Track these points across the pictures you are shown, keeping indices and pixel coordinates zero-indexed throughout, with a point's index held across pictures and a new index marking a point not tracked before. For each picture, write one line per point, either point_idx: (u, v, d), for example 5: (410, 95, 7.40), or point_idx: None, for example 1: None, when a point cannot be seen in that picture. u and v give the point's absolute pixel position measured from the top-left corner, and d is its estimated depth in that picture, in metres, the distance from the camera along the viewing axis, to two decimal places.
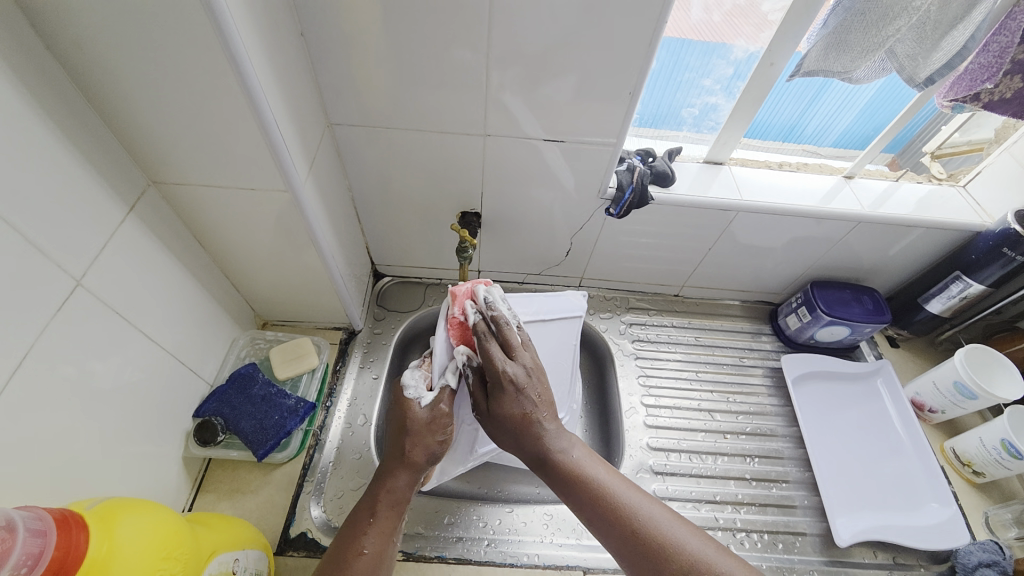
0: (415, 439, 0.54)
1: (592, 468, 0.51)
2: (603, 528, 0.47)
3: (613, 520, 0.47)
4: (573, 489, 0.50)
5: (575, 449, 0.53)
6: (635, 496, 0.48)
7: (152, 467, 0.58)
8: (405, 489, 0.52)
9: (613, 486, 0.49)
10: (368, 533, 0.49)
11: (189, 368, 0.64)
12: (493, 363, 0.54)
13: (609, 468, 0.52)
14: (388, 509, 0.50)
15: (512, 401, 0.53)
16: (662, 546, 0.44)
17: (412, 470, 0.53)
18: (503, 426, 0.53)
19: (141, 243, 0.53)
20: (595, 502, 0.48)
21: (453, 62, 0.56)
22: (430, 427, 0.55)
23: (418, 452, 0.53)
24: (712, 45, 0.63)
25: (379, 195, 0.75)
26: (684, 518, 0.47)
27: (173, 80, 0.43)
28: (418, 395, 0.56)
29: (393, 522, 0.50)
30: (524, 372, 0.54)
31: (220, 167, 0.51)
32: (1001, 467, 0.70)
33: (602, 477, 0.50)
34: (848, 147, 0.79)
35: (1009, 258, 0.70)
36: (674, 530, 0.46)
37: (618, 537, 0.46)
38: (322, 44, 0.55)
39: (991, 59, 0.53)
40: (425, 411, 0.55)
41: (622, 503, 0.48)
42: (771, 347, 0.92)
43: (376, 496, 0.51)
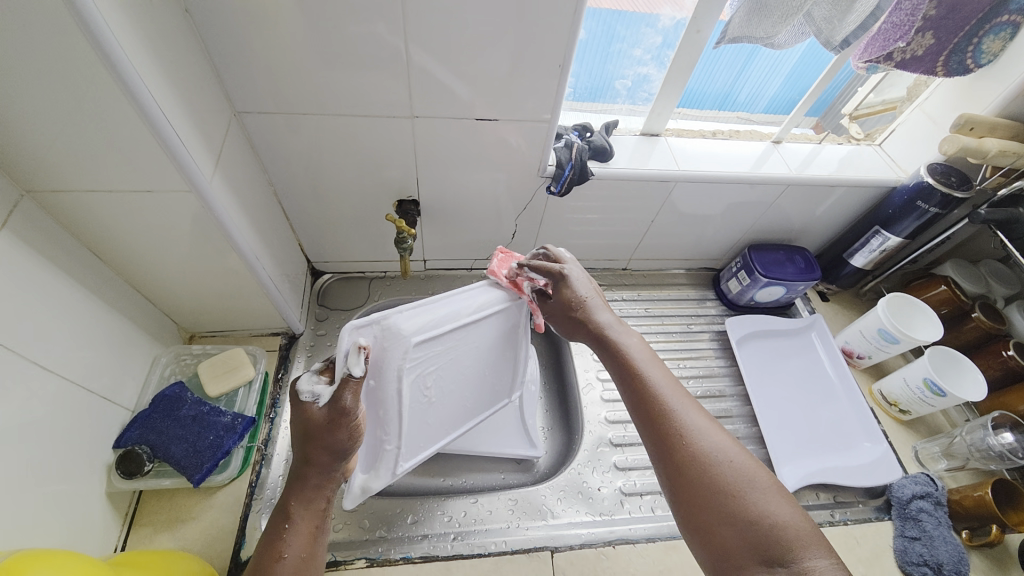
0: (316, 441, 0.47)
1: (645, 360, 0.52)
2: (634, 404, 0.49)
3: (647, 405, 0.48)
4: (621, 371, 0.52)
5: (633, 342, 0.54)
6: (676, 391, 0.49)
7: (70, 511, 0.52)
8: (318, 485, 0.48)
9: (657, 381, 0.49)
10: (287, 536, 0.45)
11: (102, 396, 0.57)
12: (550, 268, 0.58)
13: (660, 365, 0.51)
14: (304, 509, 0.47)
15: (574, 286, 0.57)
16: (685, 437, 0.45)
17: (324, 466, 0.48)
18: (562, 316, 0.58)
19: (21, 263, 0.45)
20: (636, 389, 0.50)
21: (369, 38, 0.52)
22: (332, 426, 0.47)
23: (320, 450, 0.47)
24: (641, 14, 0.62)
25: (306, 187, 0.70)
26: (717, 421, 0.46)
27: (23, 69, 0.36)
28: (314, 394, 0.47)
29: (312, 522, 0.47)
30: (577, 271, 0.59)
31: (111, 171, 0.45)
32: (925, 404, 0.76)
33: (650, 370, 0.50)
34: (778, 112, 0.82)
35: (923, 210, 0.75)
36: (702, 429, 0.45)
37: (649, 420, 0.47)
38: (213, 21, 0.48)
39: (903, 18, 0.57)
40: (324, 412, 0.47)
41: (660, 396, 0.48)
42: (716, 311, 0.96)
43: (290, 496, 0.47)
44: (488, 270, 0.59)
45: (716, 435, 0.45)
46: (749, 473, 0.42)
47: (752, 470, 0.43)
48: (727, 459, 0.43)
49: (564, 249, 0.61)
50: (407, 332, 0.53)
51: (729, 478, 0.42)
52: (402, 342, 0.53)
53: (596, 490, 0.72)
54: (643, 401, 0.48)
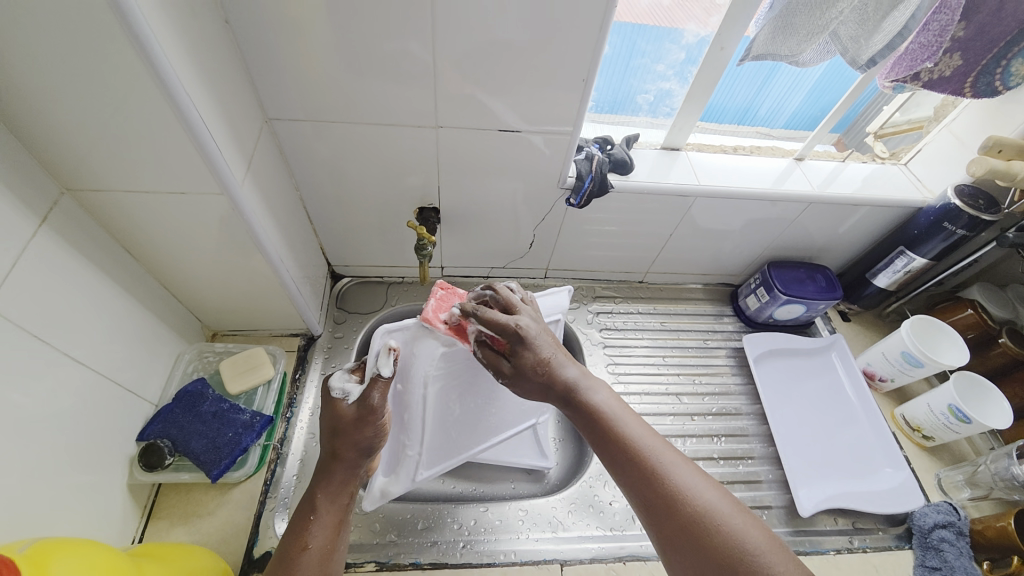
0: (346, 435, 0.48)
1: (624, 416, 0.48)
2: (619, 470, 0.45)
3: (631, 469, 0.44)
4: (596, 430, 0.48)
5: (604, 394, 0.50)
6: (661, 450, 0.45)
7: (93, 500, 0.54)
8: (345, 478, 0.48)
9: (638, 438, 0.46)
10: (314, 528, 0.46)
11: (128, 390, 0.59)
12: (498, 322, 0.49)
13: (638, 419, 0.48)
14: (330, 502, 0.47)
15: (533, 345, 0.49)
16: (680, 503, 0.42)
17: (352, 460, 0.48)
18: (524, 378, 0.50)
19: (60, 259, 0.48)
20: (617, 449, 0.46)
21: (397, 49, 0.53)
22: (361, 422, 0.48)
23: (348, 444, 0.48)
24: (665, 30, 0.63)
25: (330, 193, 0.71)
26: (706, 474, 0.44)
27: (77, 75, 0.38)
28: (344, 391, 0.48)
29: (338, 515, 0.47)
30: (534, 323, 0.51)
31: (150, 173, 0.47)
32: (949, 430, 0.74)
33: (629, 427, 0.47)
34: (798, 128, 0.82)
35: (950, 232, 0.74)
36: (693, 487, 0.42)
37: (638, 485, 0.44)
38: (250, 32, 0.50)
39: (931, 39, 0.55)
40: (353, 408, 0.48)
41: (645, 456, 0.45)
42: (733, 328, 0.94)
43: (316, 489, 0.47)
44: (421, 314, 0.55)
45: (707, 495, 0.42)
46: (750, 534, 0.39)
47: (748, 527, 0.40)
48: (724, 522, 0.40)
49: (513, 289, 0.54)
50: (437, 340, 0.58)
51: (729, 542, 0.39)
52: (431, 348, 0.57)
53: (607, 504, 0.71)
54: (626, 466, 0.45)
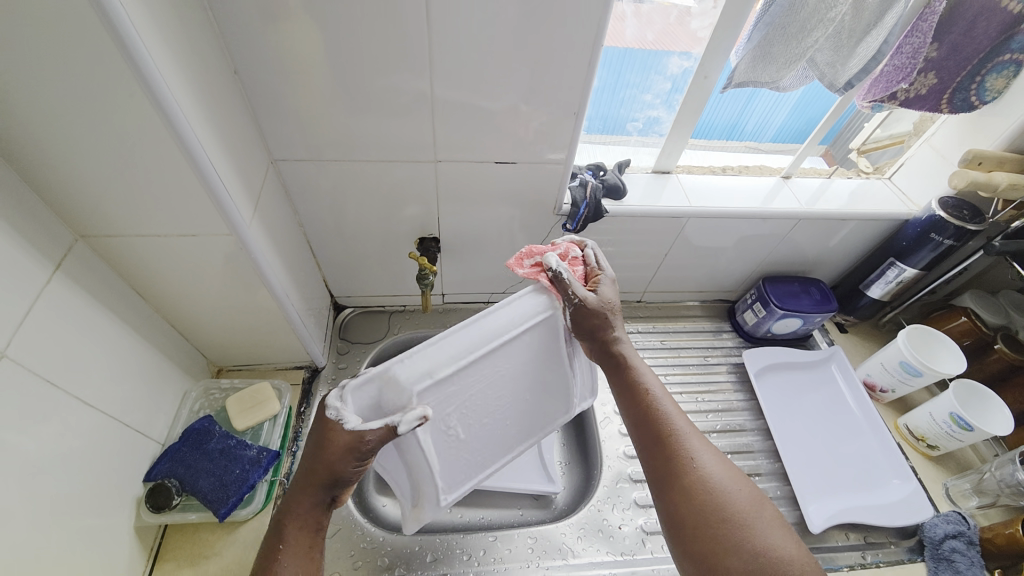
0: (325, 459, 0.45)
1: (657, 390, 0.54)
2: (642, 434, 0.52)
3: (649, 432, 0.52)
4: (629, 399, 0.54)
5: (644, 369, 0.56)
6: (682, 423, 0.51)
7: (100, 545, 0.53)
8: (313, 505, 0.47)
9: (664, 408, 0.52)
10: (281, 559, 0.44)
11: (136, 430, 0.59)
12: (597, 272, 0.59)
13: (666, 393, 0.54)
14: (298, 531, 0.46)
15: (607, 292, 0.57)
16: (687, 465, 0.48)
17: (322, 488, 0.47)
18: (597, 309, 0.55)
19: (73, 304, 0.49)
20: (644, 416, 0.53)
21: (397, 90, 0.56)
22: (348, 452, 0.45)
23: (323, 471, 0.46)
24: (649, 62, 0.66)
25: (332, 227, 0.73)
26: (717, 449, 0.50)
27: (96, 131, 0.40)
28: (340, 416, 0.46)
29: (304, 545, 0.46)
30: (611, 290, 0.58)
31: (162, 218, 0.49)
32: (952, 439, 0.75)
33: (659, 398, 0.53)
34: (786, 141, 0.84)
35: (938, 242, 0.76)
36: (705, 456, 0.49)
37: (657, 447, 0.51)
38: (257, 79, 0.53)
39: (904, 61, 0.59)
40: (347, 442, 0.45)
41: (667, 425, 0.51)
42: (732, 343, 0.95)
43: (286, 517, 0.46)
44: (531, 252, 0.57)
45: (713, 469, 0.48)
46: (743, 509, 0.46)
47: (747, 495, 0.47)
48: (721, 493, 0.47)
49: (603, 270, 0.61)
50: (410, 382, 0.48)
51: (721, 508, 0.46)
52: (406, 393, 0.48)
53: (617, 528, 0.70)
54: (646, 428, 0.52)
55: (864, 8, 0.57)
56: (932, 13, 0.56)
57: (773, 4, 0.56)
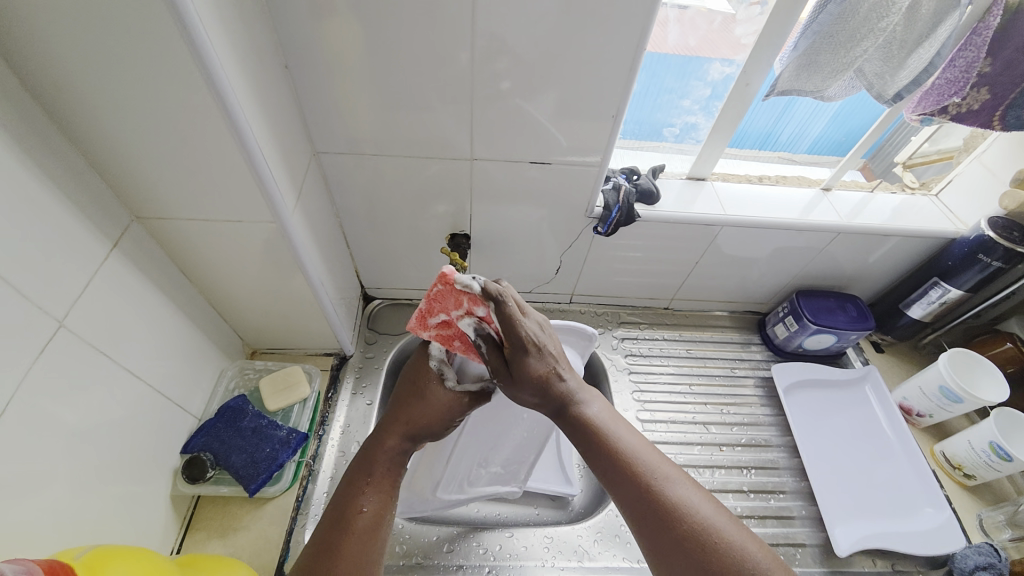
0: (425, 410, 0.51)
1: (616, 427, 0.45)
2: (613, 484, 0.43)
3: (623, 481, 0.42)
4: (589, 445, 0.44)
5: (597, 404, 0.46)
6: (653, 459, 0.43)
7: (138, 510, 0.56)
8: (399, 454, 0.50)
9: (631, 448, 0.43)
10: (367, 492, 0.47)
11: (176, 404, 0.63)
12: (516, 325, 0.43)
13: (629, 426, 0.45)
14: (385, 470, 0.49)
15: (535, 357, 0.44)
16: (672, 516, 0.40)
17: (408, 438, 0.51)
18: (524, 376, 0.44)
19: (126, 281, 0.52)
20: (609, 461, 0.43)
21: (437, 88, 0.57)
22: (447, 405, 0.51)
23: (417, 423, 0.51)
24: (690, 67, 0.65)
25: (367, 219, 0.75)
26: (700, 484, 0.42)
27: (158, 119, 0.43)
28: (444, 373, 0.51)
29: (389, 484, 0.48)
30: (539, 330, 0.45)
31: (212, 203, 0.51)
32: (991, 469, 0.71)
33: (623, 436, 0.44)
34: (822, 152, 0.82)
35: (985, 263, 0.72)
36: (686, 496, 0.41)
37: (634, 501, 0.41)
38: (306, 74, 0.55)
39: (957, 74, 0.58)
40: (445, 396, 0.51)
41: (638, 466, 0.42)
42: (761, 356, 0.93)
43: (372, 458, 0.49)
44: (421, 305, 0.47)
45: (700, 506, 0.40)
46: (747, 549, 0.38)
47: (746, 541, 0.39)
48: (719, 535, 0.39)
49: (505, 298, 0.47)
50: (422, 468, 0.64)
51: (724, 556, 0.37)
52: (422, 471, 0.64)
53: (634, 535, 0.70)
54: (618, 475, 0.42)
55: (917, 19, 0.55)
56: (987, 28, 0.55)
57: (821, 12, 0.54)
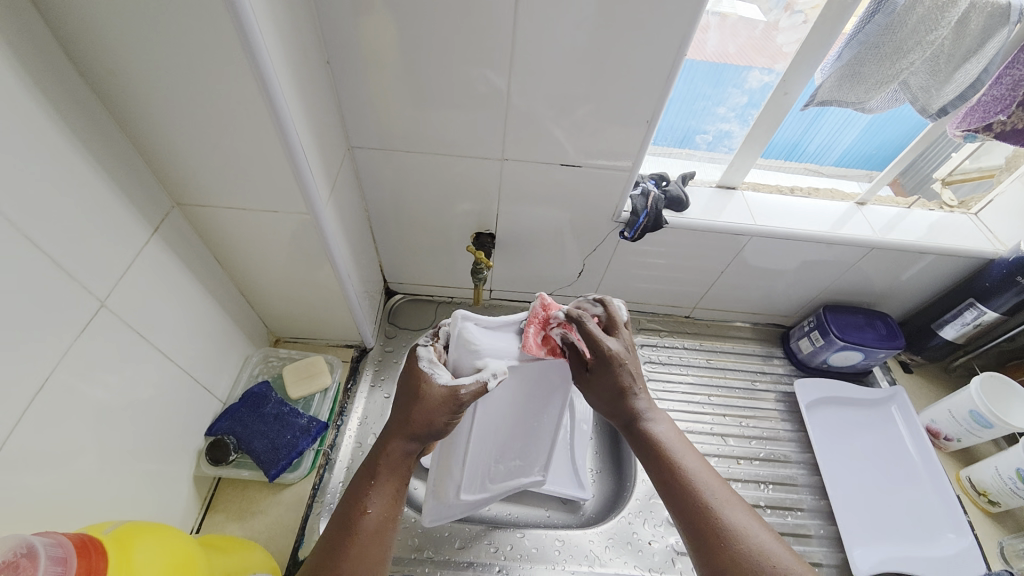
0: (421, 409, 0.48)
1: (680, 449, 0.48)
2: (674, 504, 0.45)
3: (685, 502, 0.45)
4: (655, 464, 0.48)
5: (666, 427, 0.50)
6: (716, 487, 0.45)
7: (162, 488, 0.58)
8: (403, 454, 0.49)
9: (694, 472, 0.46)
10: (372, 494, 0.47)
11: (203, 386, 0.64)
12: (601, 344, 0.49)
13: (694, 452, 0.48)
14: (390, 472, 0.48)
15: (619, 371, 0.49)
16: (729, 542, 0.41)
17: (411, 438, 0.49)
18: (604, 383, 0.50)
19: (164, 265, 0.53)
20: (672, 481, 0.46)
21: (473, 88, 0.57)
22: (444, 404, 0.48)
23: (419, 422, 0.48)
24: (728, 74, 0.64)
25: (395, 214, 0.76)
26: (760, 518, 0.43)
27: (205, 109, 0.44)
28: (434, 371, 0.50)
29: (395, 486, 0.48)
30: (624, 349, 0.51)
31: (250, 192, 0.52)
32: (1017, 496, 0.69)
33: (687, 460, 0.47)
34: (850, 166, 0.80)
35: (1023, 286, 0.70)
36: (745, 525, 0.42)
37: (692, 521, 0.43)
38: (346, 69, 0.56)
39: (1004, 92, 0.55)
40: (442, 389, 0.48)
41: (700, 490, 0.45)
42: (783, 370, 0.92)
43: (377, 460, 0.48)
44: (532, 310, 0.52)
45: (761, 537, 0.41)
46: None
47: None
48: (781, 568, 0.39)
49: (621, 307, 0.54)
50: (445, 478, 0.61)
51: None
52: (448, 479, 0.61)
53: (646, 543, 0.69)
54: (679, 496, 0.45)
55: (966, 34, 0.54)
56: None
57: (869, 22, 0.53)
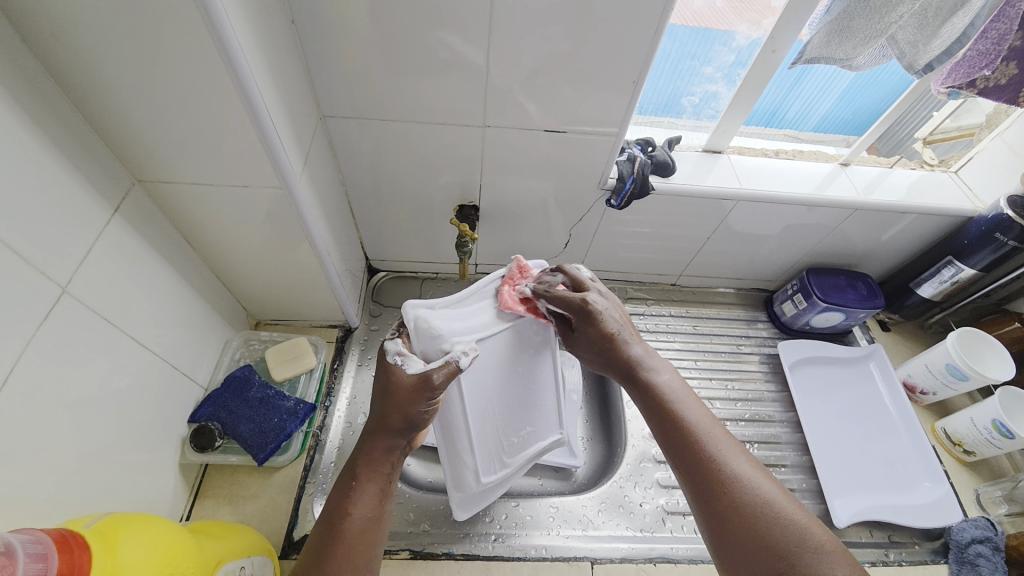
0: (395, 403, 0.48)
1: (682, 398, 0.48)
2: (673, 450, 0.46)
3: (687, 450, 0.45)
4: (654, 408, 0.48)
5: (667, 376, 0.50)
6: (716, 434, 0.45)
7: (148, 477, 0.56)
8: (386, 450, 0.49)
9: (695, 421, 0.46)
10: (356, 496, 0.46)
11: (183, 373, 0.62)
12: (577, 303, 0.51)
13: (698, 402, 0.48)
14: (372, 471, 0.48)
15: (602, 322, 0.51)
16: (731, 488, 0.42)
17: (392, 434, 0.49)
18: (590, 339, 0.52)
19: (129, 246, 0.50)
20: (672, 426, 0.47)
21: (451, 50, 0.54)
22: (415, 394, 0.48)
23: (396, 416, 0.48)
24: (715, 32, 0.62)
25: (374, 187, 0.73)
26: (764, 466, 0.44)
27: (158, 75, 0.40)
28: (402, 361, 0.49)
29: (378, 484, 0.48)
30: (603, 300, 0.53)
31: (216, 167, 0.49)
32: (991, 446, 0.73)
33: (688, 409, 0.47)
34: (828, 131, 0.80)
35: (1001, 242, 0.72)
36: (748, 473, 0.43)
37: (693, 467, 0.44)
38: (313, 32, 0.52)
39: (990, 46, 0.54)
40: (411, 377, 0.48)
41: (702, 436, 0.45)
42: (767, 333, 0.93)
43: (359, 459, 0.48)
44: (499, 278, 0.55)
45: (762, 484, 0.42)
46: (806, 533, 0.39)
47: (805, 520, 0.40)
48: (780, 514, 0.40)
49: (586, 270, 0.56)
50: (467, 478, 0.62)
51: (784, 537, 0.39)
52: (469, 476, 0.62)
53: (638, 505, 0.71)
54: (680, 446, 0.45)
55: None
56: None
57: None
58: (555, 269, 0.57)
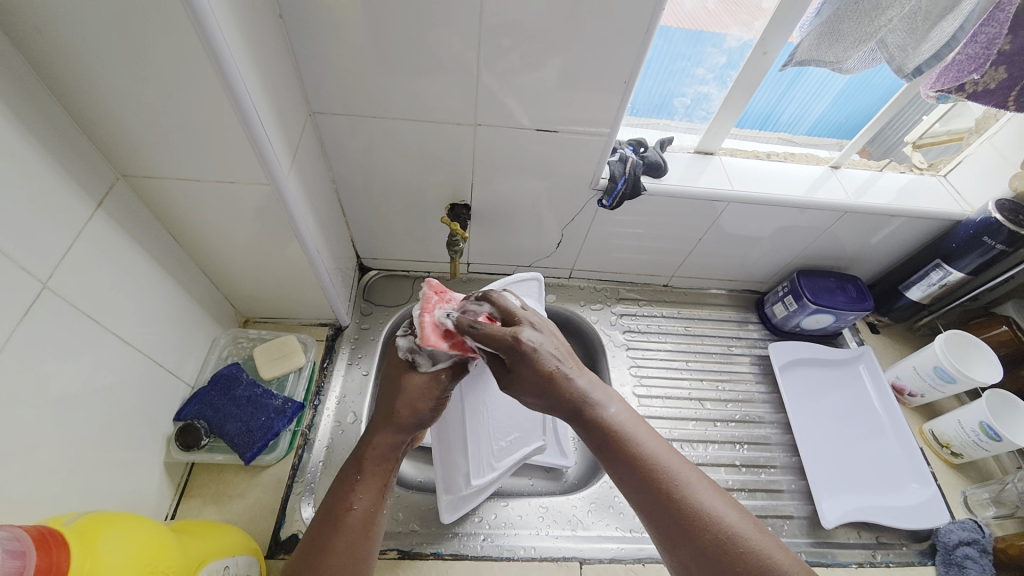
0: (405, 400, 0.50)
1: (633, 429, 0.47)
2: (632, 487, 0.45)
3: (646, 488, 0.44)
4: (604, 445, 0.47)
5: (617, 407, 0.49)
6: (673, 464, 0.45)
7: (132, 475, 0.56)
8: (391, 447, 0.49)
9: (650, 452, 0.46)
10: (357, 491, 0.47)
11: (168, 370, 0.61)
12: (502, 337, 0.47)
13: (648, 430, 0.48)
14: (375, 467, 0.48)
15: (534, 358, 0.47)
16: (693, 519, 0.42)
17: (398, 430, 0.50)
18: (523, 377, 0.47)
19: (112, 242, 0.49)
20: (629, 463, 0.46)
21: (441, 47, 0.54)
22: (425, 391, 0.51)
23: (405, 413, 0.49)
24: (706, 34, 0.63)
25: (364, 185, 0.72)
26: (719, 487, 0.44)
27: (142, 68, 0.40)
28: (416, 359, 0.51)
29: (379, 480, 0.48)
30: (536, 334, 0.49)
31: (203, 163, 0.49)
32: (979, 448, 0.73)
33: (641, 440, 0.46)
34: (821, 134, 0.80)
35: (989, 246, 0.72)
36: (706, 500, 0.43)
37: (653, 505, 0.44)
38: (302, 28, 0.52)
39: (979, 50, 0.53)
40: (424, 376, 0.51)
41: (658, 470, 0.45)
42: (758, 335, 0.94)
43: (361, 454, 0.49)
44: (421, 307, 0.52)
45: (721, 510, 0.42)
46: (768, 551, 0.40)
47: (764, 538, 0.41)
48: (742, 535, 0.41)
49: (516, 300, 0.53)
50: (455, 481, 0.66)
51: (746, 562, 0.39)
52: (458, 479, 0.66)
53: (627, 506, 0.71)
54: (640, 484, 0.45)
55: None
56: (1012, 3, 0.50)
57: None
58: (482, 298, 0.54)
